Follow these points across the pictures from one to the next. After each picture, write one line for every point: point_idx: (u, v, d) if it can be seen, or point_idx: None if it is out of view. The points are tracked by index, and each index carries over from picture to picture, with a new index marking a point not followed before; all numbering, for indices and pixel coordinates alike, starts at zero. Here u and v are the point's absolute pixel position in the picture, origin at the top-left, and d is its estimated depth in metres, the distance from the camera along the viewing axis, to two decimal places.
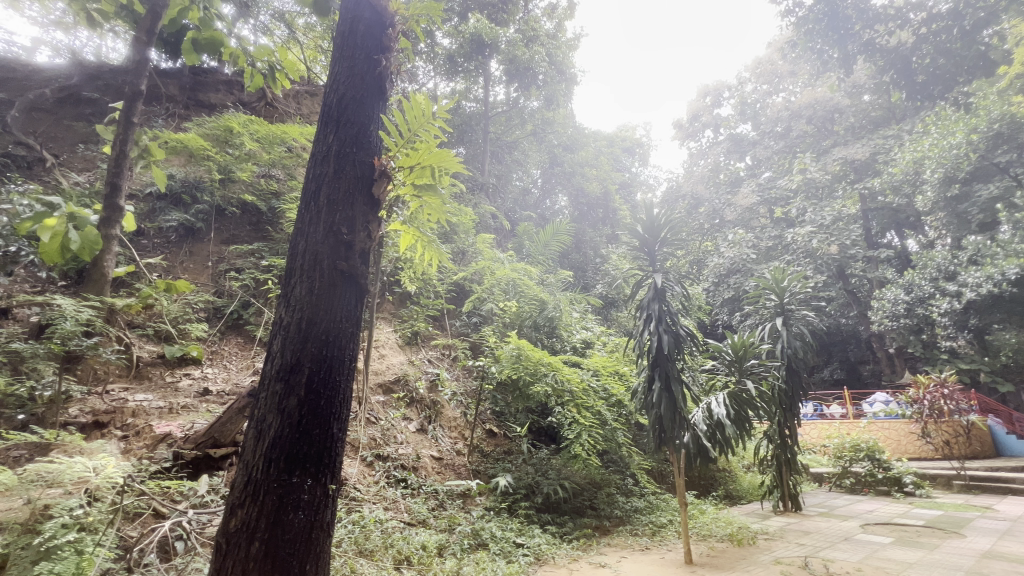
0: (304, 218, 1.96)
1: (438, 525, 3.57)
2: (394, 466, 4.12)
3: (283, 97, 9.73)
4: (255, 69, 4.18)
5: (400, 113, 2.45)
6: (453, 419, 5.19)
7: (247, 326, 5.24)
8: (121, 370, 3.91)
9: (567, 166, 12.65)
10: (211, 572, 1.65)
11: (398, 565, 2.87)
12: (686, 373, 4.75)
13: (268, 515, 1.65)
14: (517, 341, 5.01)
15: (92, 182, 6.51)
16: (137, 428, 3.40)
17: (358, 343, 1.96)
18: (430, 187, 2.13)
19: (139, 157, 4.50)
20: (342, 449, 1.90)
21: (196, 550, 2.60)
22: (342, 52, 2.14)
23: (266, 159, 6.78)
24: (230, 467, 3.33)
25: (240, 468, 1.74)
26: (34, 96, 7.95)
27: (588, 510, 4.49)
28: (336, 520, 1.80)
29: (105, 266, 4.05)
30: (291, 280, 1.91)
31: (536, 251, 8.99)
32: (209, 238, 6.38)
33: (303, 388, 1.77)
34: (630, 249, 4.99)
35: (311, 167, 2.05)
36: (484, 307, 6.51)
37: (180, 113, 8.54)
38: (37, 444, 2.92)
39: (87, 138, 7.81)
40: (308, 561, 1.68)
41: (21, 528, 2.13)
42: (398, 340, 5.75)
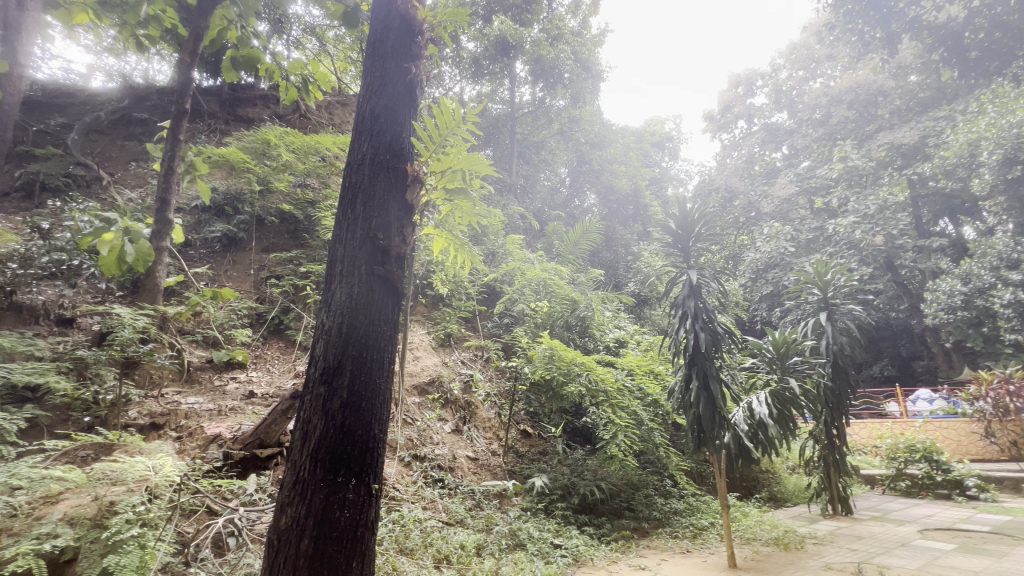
0: (342, 225, 2.02)
1: (475, 525, 3.60)
2: (431, 467, 4.18)
3: (316, 109, 10.06)
4: (289, 82, 4.34)
5: (430, 119, 2.54)
6: (487, 419, 5.21)
7: (288, 331, 5.43)
8: (174, 374, 4.13)
9: (595, 164, 12.51)
10: (263, 567, 1.72)
11: (438, 563, 2.92)
12: (725, 371, 4.62)
13: (316, 514, 1.71)
14: (550, 341, 5.01)
15: (144, 197, 6.93)
16: (190, 430, 3.58)
17: (397, 345, 2.01)
18: (460, 191, 2.34)
19: (185, 172, 4.75)
20: (383, 450, 1.95)
21: (247, 546, 2.70)
22: (374, 61, 2.18)
23: (301, 169, 7.03)
24: (276, 467, 3.44)
25: (288, 468, 1.81)
26: (90, 120, 8.54)
27: (626, 512, 4.43)
28: (379, 519, 1.85)
29: (157, 276, 4.27)
30: (332, 286, 1.97)
31: (566, 250, 8.94)
32: (251, 247, 6.67)
33: (345, 390, 1.83)
34: (663, 245, 4.90)
35: (347, 175, 2.11)
36: (516, 308, 6.54)
37: (221, 128, 8.96)
38: (101, 444, 3.11)
39: (138, 156, 8.32)
40: (354, 558, 1.73)
41: (90, 522, 2.27)
42: (432, 342, 5.85)
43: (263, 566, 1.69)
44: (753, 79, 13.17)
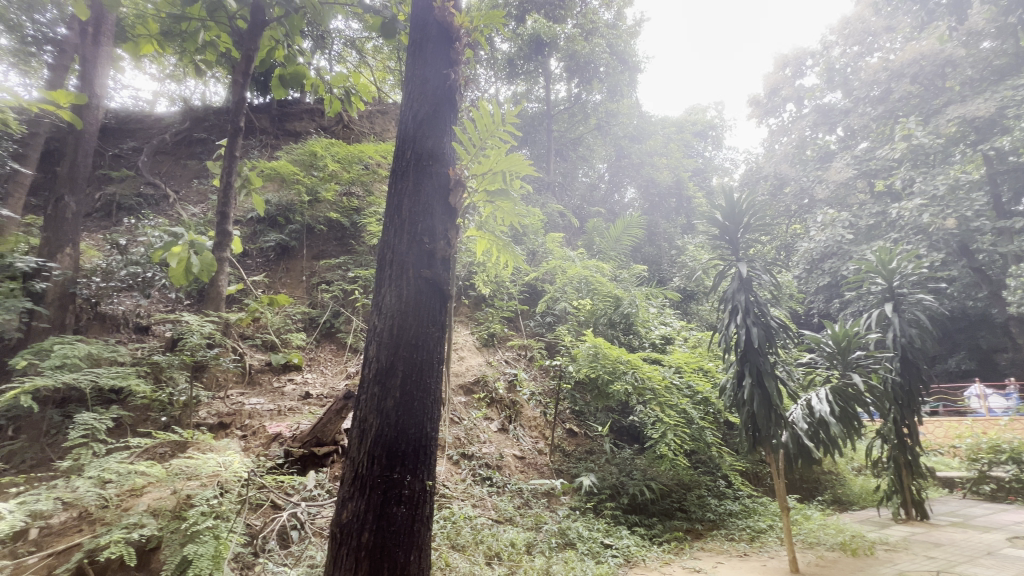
0: (389, 230, 2.09)
1: (525, 523, 3.61)
2: (479, 465, 4.23)
3: (358, 119, 10.43)
4: (333, 96, 4.52)
5: (469, 123, 2.60)
6: (533, 418, 5.24)
7: (339, 334, 5.64)
8: (238, 377, 4.40)
9: (634, 158, 12.23)
10: (327, 559, 1.81)
11: (489, 560, 2.96)
12: (780, 367, 4.41)
13: (375, 508, 1.78)
14: (594, 339, 4.96)
15: (206, 212, 7.43)
16: (253, 429, 3.80)
17: (445, 346, 2.06)
18: (501, 191, 2.42)
19: (241, 186, 5.06)
20: (435, 448, 2.00)
21: (310, 539, 2.84)
22: (414, 69, 2.24)
23: (346, 178, 7.30)
24: (333, 464, 3.58)
25: (347, 464, 1.89)
26: (157, 142, 9.26)
27: (678, 513, 4.32)
28: (433, 514, 1.91)
29: (220, 285, 4.54)
30: (382, 289, 2.04)
31: (608, 247, 8.80)
32: (302, 254, 7.01)
33: (398, 390, 1.89)
34: (709, 238, 4.73)
35: (392, 181, 2.18)
36: (558, 307, 6.51)
37: (272, 143, 9.45)
38: (177, 443, 3.38)
39: (199, 173, 8.92)
40: (412, 552, 1.80)
41: (171, 514, 2.48)
42: (476, 342, 5.92)
43: (327, 558, 1.78)
44: (803, 59, 12.44)
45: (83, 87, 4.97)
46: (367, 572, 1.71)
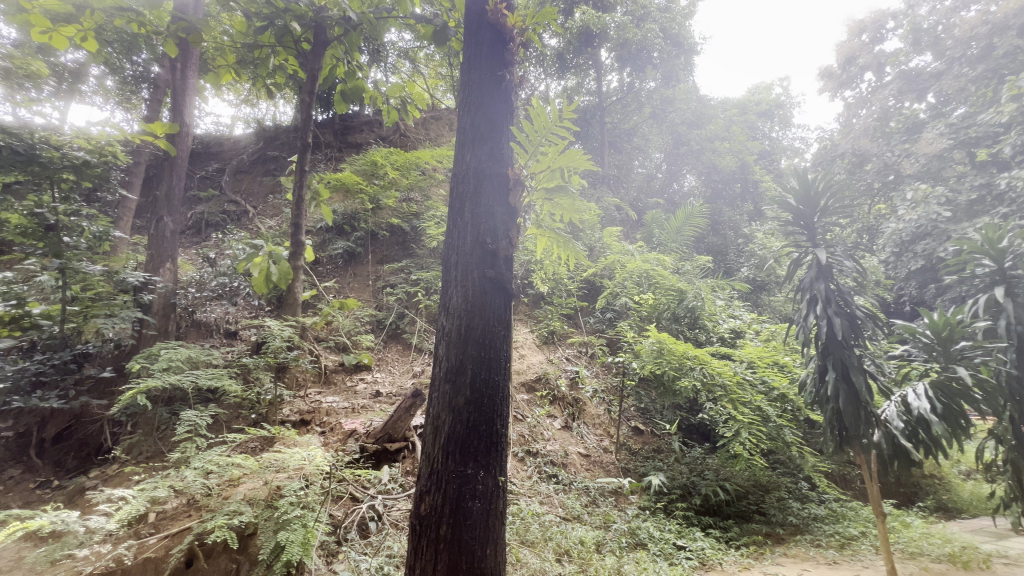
0: (453, 233, 2.15)
1: (593, 521, 3.57)
2: (545, 462, 4.24)
3: (414, 127, 10.82)
4: (390, 106, 4.70)
5: (526, 122, 2.60)
6: (596, 416, 5.18)
7: (404, 335, 5.87)
8: (316, 377, 4.71)
9: (693, 144, 11.70)
10: (409, 549, 1.91)
11: (559, 557, 2.95)
12: (868, 361, 4.06)
13: (451, 502, 1.85)
14: (658, 334, 4.83)
15: (281, 224, 8.02)
16: (331, 426, 4.04)
17: (511, 343, 2.08)
18: (560, 188, 2.41)
19: (311, 198, 5.41)
20: (506, 444, 2.04)
21: (387, 530, 2.97)
22: (470, 73, 2.29)
23: (405, 184, 7.59)
24: (404, 459, 3.71)
25: (424, 459, 1.98)
26: (237, 163, 10.13)
27: (756, 515, 4.09)
28: (507, 509, 1.95)
29: (296, 292, 4.88)
30: (449, 291, 2.11)
31: (668, 240, 8.49)
32: (368, 260, 7.40)
33: (468, 387, 1.94)
34: (782, 223, 4.44)
35: (454, 185, 2.25)
36: (618, 302, 6.37)
37: (336, 156, 10.02)
38: (265, 437, 3.68)
39: (272, 188, 9.61)
40: (488, 545, 1.84)
41: (264, 503, 2.70)
42: (536, 340, 5.96)
43: (409, 547, 1.88)
44: (882, 22, 11.31)
45: (175, 117, 5.50)
46: (445, 563, 1.78)
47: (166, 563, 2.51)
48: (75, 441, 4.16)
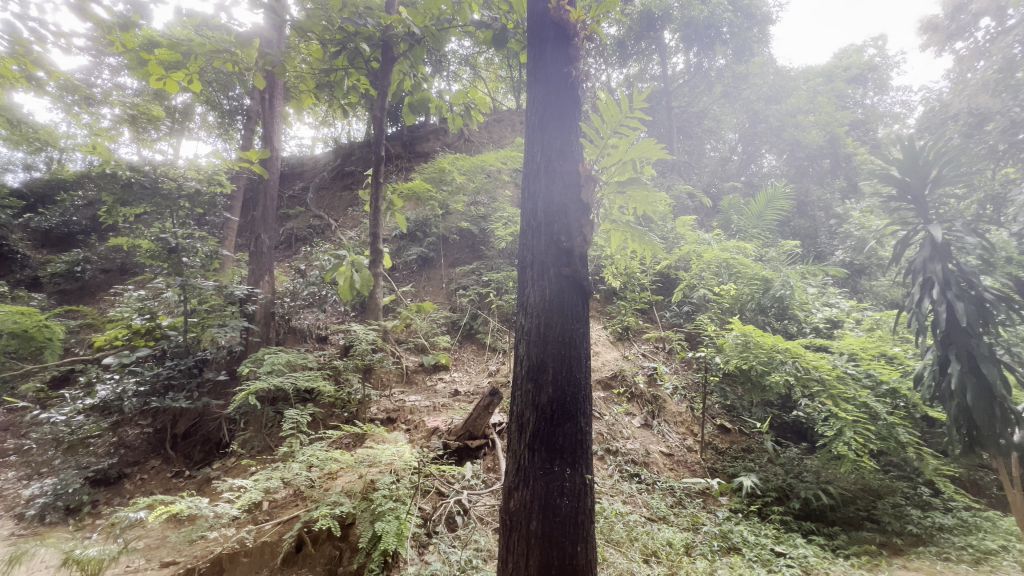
0: (528, 234, 2.18)
1: (680, 523, 3.43)
2: (626, 461, 4.14)
3: (478, 131, 11.10)
4: (454, 113, 4.89)
5: (595, 115, 2.56)
6: (678, 414, 4.97)
7: (478, 335, 6.02)
8: (399, 377, 4.97)
9: (772, 121, 10.83)
10: (501, 543, 1.97)
11: (647, 558, 2.87)
12: (1002, 350, 3.61)
13: (540, 498, 1.88)
14: (742, 327, 4.61)
15: (360, 234, 8.56)
16: (415, 423, 4.23)
17: (591, 340, 2.07)
18: (633, 180, 2.33)
19: (387, 209, 5.72)
20: (591, 442, 2.03)
21: (472, 524, 3.05)
22: (537, 73, 2.30)
23: (472, 188, 7.81)
24: (485, 456, 3.80)
25: (511, 456, 2.03)
26: (320, 181, 11.02)
27: (867, 523, 3.68)
28: (597, 507, 1.95)
29: (377, 297, 5.17)
30: (527, 290, 2.14)
31: (748, 227, 7.94)
32: (441, 264, 7.74)
33: (551, 385, 1.95)
34: (884, 199, 4.00)
35: (526, 185, 2.27)
36: (695, 294, 6.09)
37: (406, 166, 10.53)
38: (357, 434, 3.94)
39: (350, 201, 10.29)
40: (578, 542, 1.86)
41: (360, 495, 2.88)
42: (610, 337, 5.90)
43: (502, 540, 1.95)
44: None
45: (266, 143, 6.09)
46: (537, 559, 1.82)
47: (280, 548, 2.77)
48: (200, 436, 4.70)
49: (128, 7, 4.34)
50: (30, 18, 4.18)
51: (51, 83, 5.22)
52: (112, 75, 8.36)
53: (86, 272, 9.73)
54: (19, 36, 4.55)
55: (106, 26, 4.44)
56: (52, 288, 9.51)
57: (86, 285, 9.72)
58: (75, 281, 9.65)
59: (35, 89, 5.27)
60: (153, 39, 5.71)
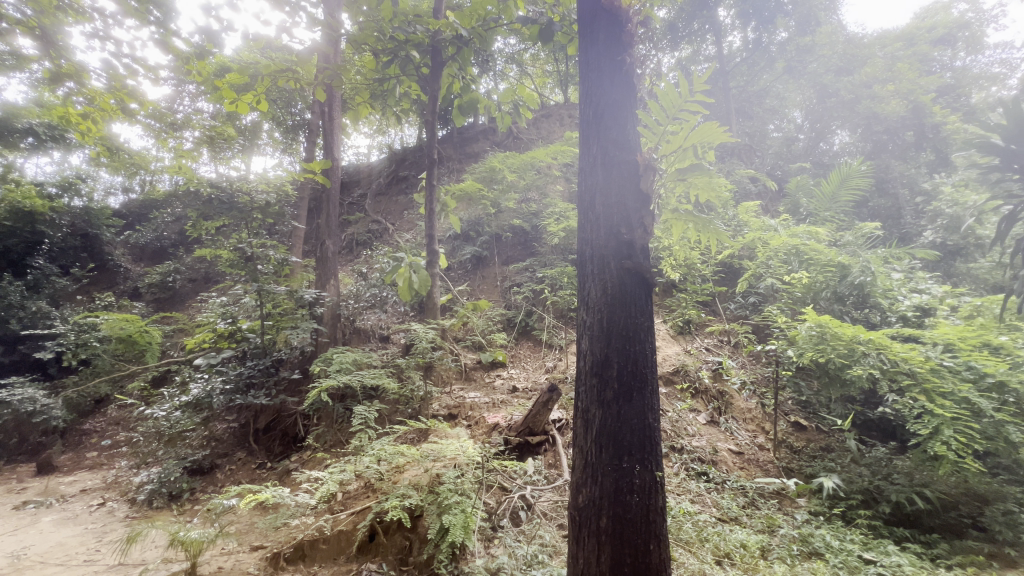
0: (587, 227, 2.15)
1: (754, 524, 3.25)
2: (692, 459, 4.01)
3: (527, 128, 11.13)
4: (503, 112, 4.97)
5: (653, 102, 2.48)
6: (747, 410, 4.73)
7: (534, 331, 6.04)
8: (458, 375, 5.08)
9: (844, 94, 10.00)
10: (570, 539, 1.97)
11: (719, 559, 2.76)
12: None
13: (609, 495, 1.86)
14: (817, 317, 4.33)
15: (415, 236, 8.84)
16: (476, 420, 4.32)
17: (656, 335, 2.01)
18: (694, 166, 2.25)
19: (441, 210, 5.87)
20: (660, 439, 1.98)
21: (536, 519, 3.06)
22: (589, 63, 2.26)
23: (523, 185, 7.86)
24: (546, 452, 3.80)
25: (578, 452, 2.02)
26: (377, 186, 11.50)
27: (972, 531, 3.30)
28: (668, 505, 1.90)
29: (435, 296, 5.31)
30: (587, 285, 2.11)
31: (820, 211, 7.41)
32: (496, 262, 7.84)
33: (615, 381, 1.92)
34: (983, 170, 3.57)
35: (583, 179, 2.25)
36: (762, 284, 5.78)
37: (458, 167, 10.77)
38: (420, 430, 4.08)
39: (406, 205, 10.65)
40: (650, 541, 1.83)
41: (427, 488, 2.98)
42: (670, 331, 5.77)
43: (571, 536, 1.95)
44: None
45: (328, 154, 6.42)
46: (609, 555, 1.81)
47: (355, 537, 2.93)
48: (278, 431, 5.05)
49: (202, 37, 4.73)
50: (123, 55, 4.68)
51: (142, 113, 5.80)
52: (191, 101, 9.15)
53: (176, 282, 10.74)
54: (114, 72, 5.10)
55: (185, 57, 4.88)
56: (149, 297, 10.59)
57: (177, 293, 10.73)
58: (168, 290, 10.69)
59: (130, 118, 5.89)
60: (225, 65, 6.19)
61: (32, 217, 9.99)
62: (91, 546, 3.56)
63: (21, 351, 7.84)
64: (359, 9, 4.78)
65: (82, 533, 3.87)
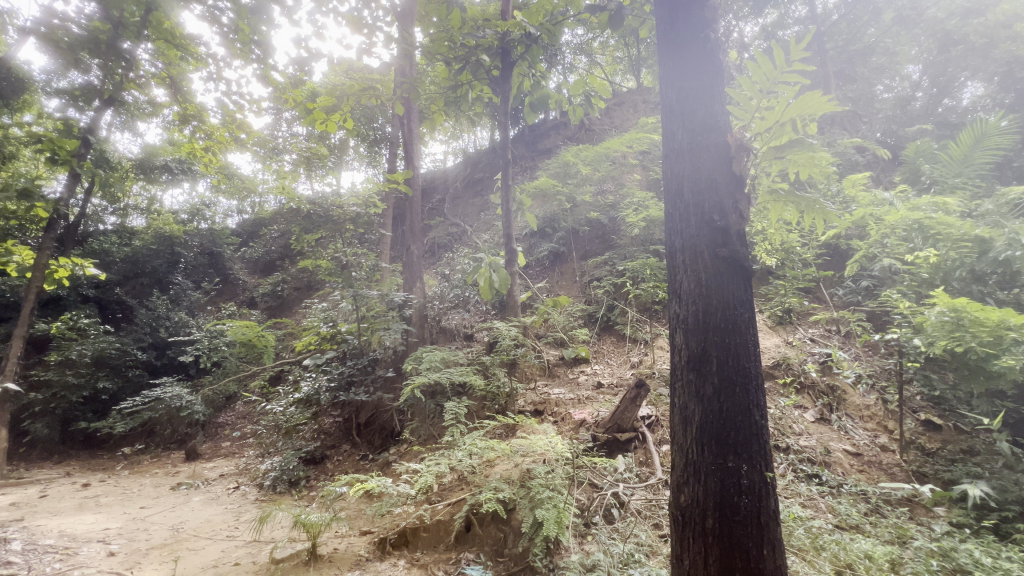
0: (675, 217, 2.07)
1: (880, 534, 2.90)
2: (801, 460, 3.69)
3: (599, 118, 10.94)
4: (574, 104, 4.95)
5: (745, 77, 2.31)
6: (864, 406, 4.25)
7: (616, 326, 5.91)
8: (542, 371, 5.14)
9: (975, 39, 8.63)
10: (673, 539, 1.91)
11: (840, 571, 2.50)
12: None
13: (715, 496, 1.77)
14: (950, 301, 3.77)
15: (492, 235, 9.06)
16: (562, 415, 4.33)
17: (759, 327, 1.88)
18: (795, 142, 2.06)
19: (516, 208, 5.96)
20: (769, 439, 1.85)
21: (630, 518, 2.99)
22: (669, 43, 2.16)
23: (598, 177, 7.75)
24: (637, 450, 3.69)
25: (677, 450, 1.95)
26: (454, 190, 11.97)
27: None
28: (782, 507, 1.77)
29: (515, 295, 5.41)
30: (679, 276, 2.02)
31: (947, 178, 6.42)
32: (573, 258, 7.81)
33: (716, 376, 1.83)
34: None
35: (669, 166, 2.16)
36: (875, 266, 5.18)
37: (532, 165, 10.90)
38: (508, 426, 4.19)
39: (481, 206, 10.96)
40: (764, 546, 1.71)
41: (518, 482, 3.04)
42: (768, 322, 5.41)
43: (674, 537, 1.88)
44: None
45: (408, 164, 6.77)
46: (718, 558, 1.72)
47: (453, 526, 3.06)
48: (377, 425, 5.41)
49: (296, 67, 5.23)
50: (233, 92, 5.33)
51: (250, 142, 6.54)
52: (289, 127, 10.17)
53: (284, 291, 11.98)
54: (226, 108, 5.82)
55: (282, 87, 5.43)
56: (263, 305, 11.90)
57: (285, 301, 11.96)
58: (278, 298, 11.97)
59: (241, 148, 6.67)
60: (316, 90, 6.78)
61: (171, 240, 11.69)
62: (231, 524, 4.10)
63: (168, 355, 9.21)
64: (430, 20, 5.01)
65: (223, 512, 4.46)
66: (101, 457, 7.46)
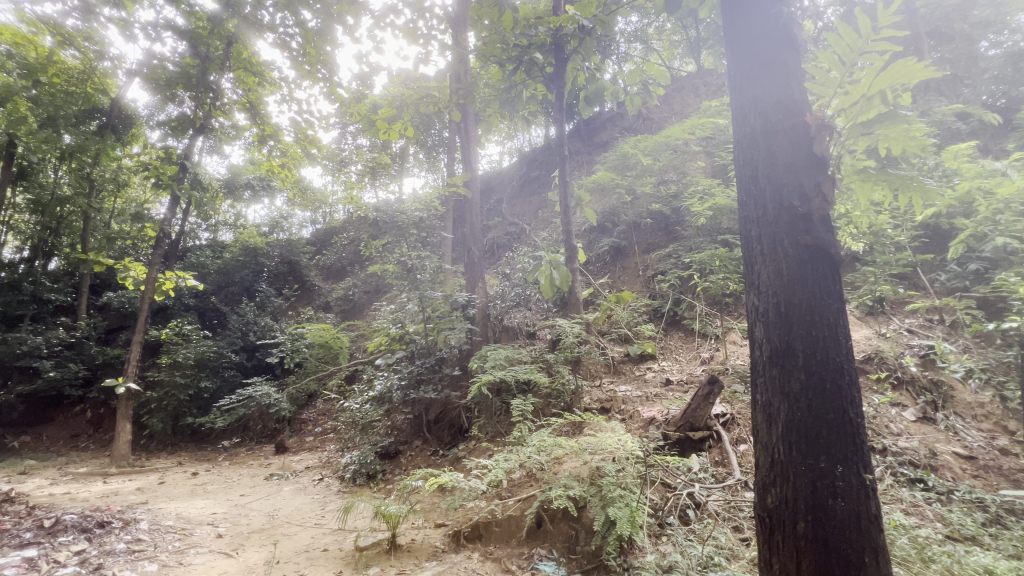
0: (750, 205, 1.97)
1: (1003, 546, 2.57)
2: (901, 462, 3.36)
3: (658, 106, 10.58)
4: (631, 93, 4.78)
5: (825, 51, 2.12)
6: (976, 404, 3.80)
7: (684, 321, 5.70)
8: (607, 369, 5.06)
9: None
10: (760, 543, 1.81)
11: None
12: None
13: (806, 497, 1.66)
14: None
15: (551, 233, 9.06)
16: (630, 413, 4.24)
17: (850, 318, 1.75)
18: (885, 115, 1.87)
19: (575, 204, 5.90)
20: (867, 439, 1.71)
21: (708, 520, 2.87)
22: (735, 26, 2.07)
23: (659, 168, 7.51)
24: (712, 449, 3.54)
25: (762, 449, 1.86)
26: (511, 189, 12.11)
27: None
28: (885, 511, 1.63)
29: (577, 292, 5.38)
30: (756, 267, 1.92)
31: None
32: (636, 252, 7.63)
33: (802, 371, 1.72)
34: None
35: (741, 151, 2.05)
36: (986, 246, 4.60)
37: (589, 159, 10.77)
38: (574, 424, 4.07)
39: (539, 204, 10.97)
40: (866, 554, 1.58)
41: (588, 480, 3.02)
42: (856, 312, 4.99)
43: (761, 539, 1.79)
44: None
45: (467, 167, 6.91)
46: (812, 563, 1.61)
47: (525, 522, 3.10)
48: (445, 422, 5.58)
49: (359, 82, 5.50)
50: (304, 111, 5.72)
51: (321, 157, 6.98)
52: (354, 139, 10.77)
53: (355, 294, 12.69)
54: (299, 127, 6.25)
55: (348, 102, 5.75)
56: (337, 309, 12.67)
57: (357, 304, 12.67)
58: (350, 302, 12.69)
59: (313, 162, 7.14)
60: (377, 102, 7.11)
61: (255, 251, 12.77)
62: (318, 513, 4.41)
63: (257, 357, 10.05)
64: (482, 24, 5.09)
65: (311, 501, 4.82)
66: (206, 449, 8.30)
